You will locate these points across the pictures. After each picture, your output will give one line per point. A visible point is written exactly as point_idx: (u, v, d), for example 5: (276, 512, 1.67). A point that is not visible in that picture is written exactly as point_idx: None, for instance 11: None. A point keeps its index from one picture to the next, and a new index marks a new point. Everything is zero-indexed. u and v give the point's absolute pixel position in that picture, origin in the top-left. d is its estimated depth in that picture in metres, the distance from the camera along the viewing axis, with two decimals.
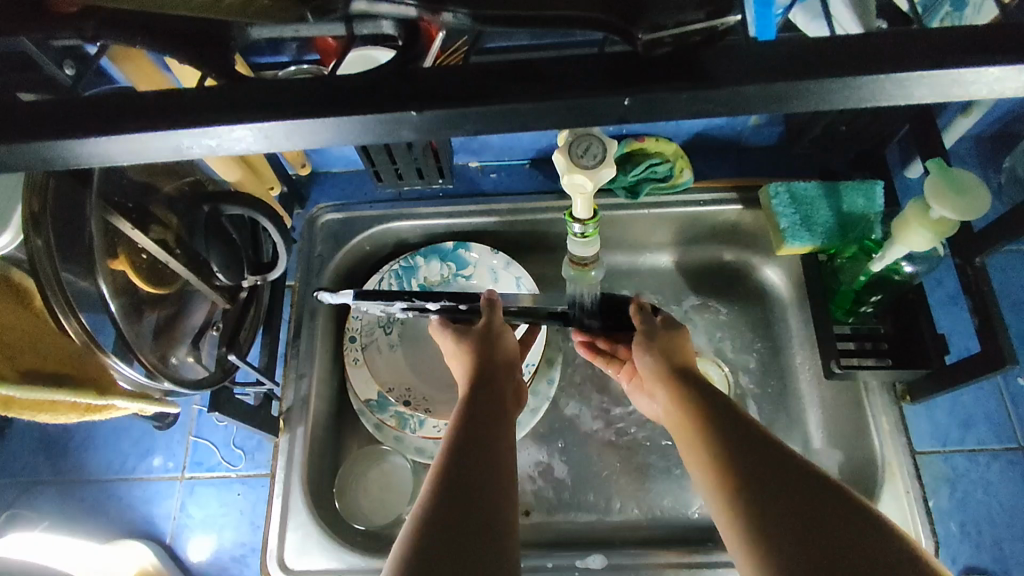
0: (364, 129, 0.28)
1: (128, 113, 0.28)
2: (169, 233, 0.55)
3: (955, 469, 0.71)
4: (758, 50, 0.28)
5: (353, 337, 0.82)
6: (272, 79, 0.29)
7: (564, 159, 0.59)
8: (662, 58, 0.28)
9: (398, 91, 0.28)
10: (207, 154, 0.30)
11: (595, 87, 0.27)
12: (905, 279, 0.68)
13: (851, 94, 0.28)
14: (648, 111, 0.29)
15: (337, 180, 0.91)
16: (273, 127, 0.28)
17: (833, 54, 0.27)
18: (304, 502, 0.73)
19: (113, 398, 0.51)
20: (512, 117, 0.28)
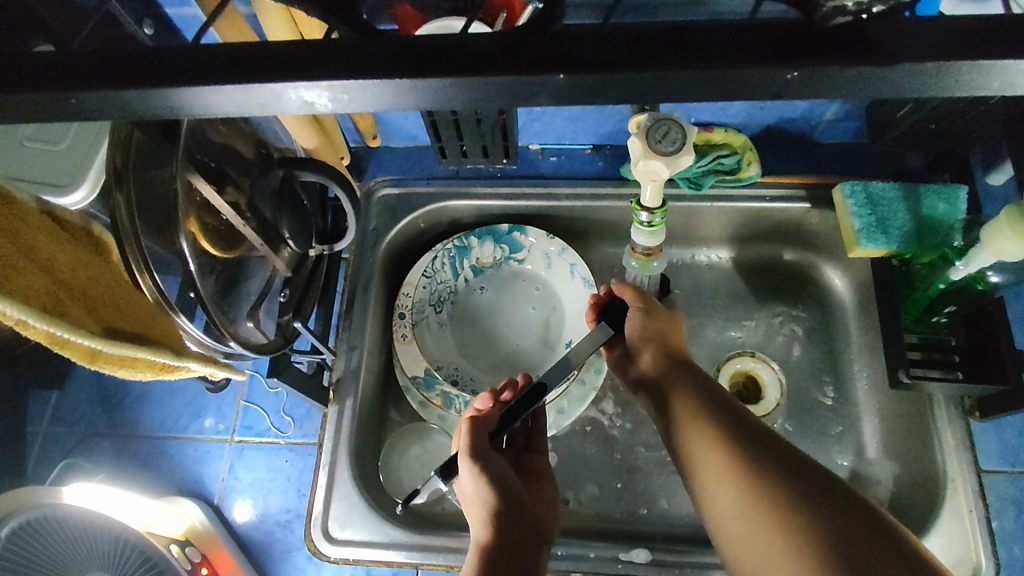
0: (491, 92, 0.29)
1: (253, 66, 0.28)
2: (241, 196, 0.55)
3: (1023, 491, 0.68)
4: (910, 37, 0.27)
5: (402, 314, 0.82)
6: (393, 41, 0.29)
7: (640, 145, 0.57)
8: (840, 29, 0.28)
9: (540, 53, 0.28)
10: (333, 111, 0.30)
11: (753, 60, 0.27)
12: (988, 290, 0.66)
13: (1005, 76, 0.27)
14: (803, 87, 0.28)
15: (395, 154, 0.90)
16: (405, 83, 0.28)
17: (987, 43, 0.26)
18: (351, 473, 0.74)
19: (187, 362, 0.53)
20: (666, 87, 0.28)
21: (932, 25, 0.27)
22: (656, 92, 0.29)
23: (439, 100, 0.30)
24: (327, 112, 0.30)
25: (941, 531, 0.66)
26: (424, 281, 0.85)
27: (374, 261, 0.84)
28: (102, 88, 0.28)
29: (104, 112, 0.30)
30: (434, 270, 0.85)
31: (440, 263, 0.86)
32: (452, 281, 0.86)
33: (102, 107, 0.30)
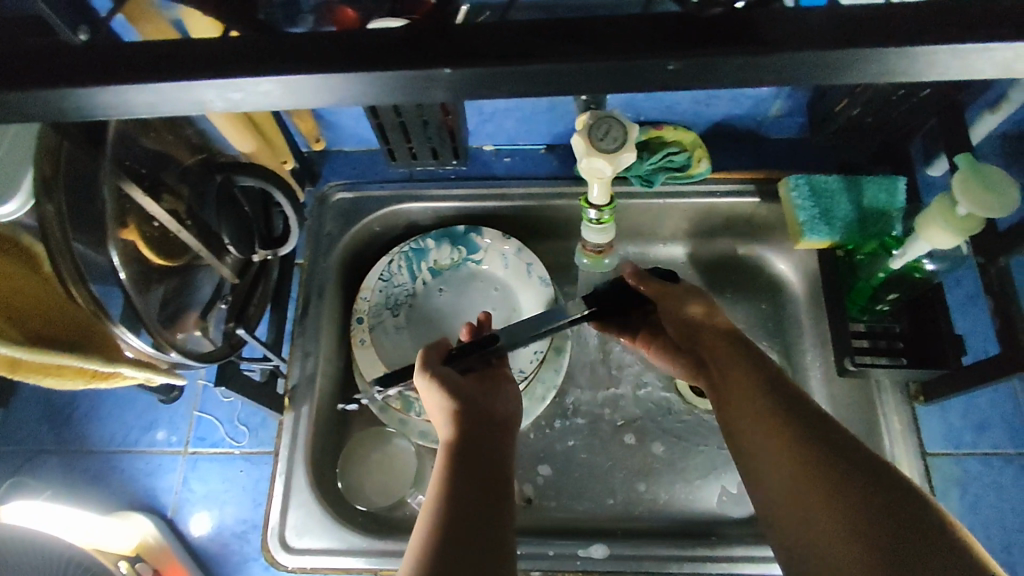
0: (395, 87, 0.29)
1: (162, 70, 0.28)
2: (180, 204, 0.54)
3: (967, 472, 0.69)
4: (802, 25, 0.28)
5: (359, 318, 0.82)
6: (293, 40, 0.29)
7: (583, 142, 0.58)
8: (718, 18, 0.28)
9: (446, 51, 0.28)
10: (228, 109, 0.30)
11: (637, 51, 0.28)
12: (925, 277, 0.68)
13: (888, 61, 0.28)
14: (707, 77, 0.29)
15: (349, 158, 0.89)
16: (296, 80, 0.29)
17: (874, 30, 0.27)
18: (307, 481, 0.73)
19: (120, 368, 0.50)
20: (573, 81, 0.29)
21: (823, 15, 0.28)
22: (564, 82, 0.29)
23: (344, 96, 0.30)
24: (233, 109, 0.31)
25: None
26: (380, 285, 0.85)
27: (329, 266, 0.83)
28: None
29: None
30: (390, 274, 0.85)
31: (397, 266, 0.85)
32: (409, 284, 0.86)
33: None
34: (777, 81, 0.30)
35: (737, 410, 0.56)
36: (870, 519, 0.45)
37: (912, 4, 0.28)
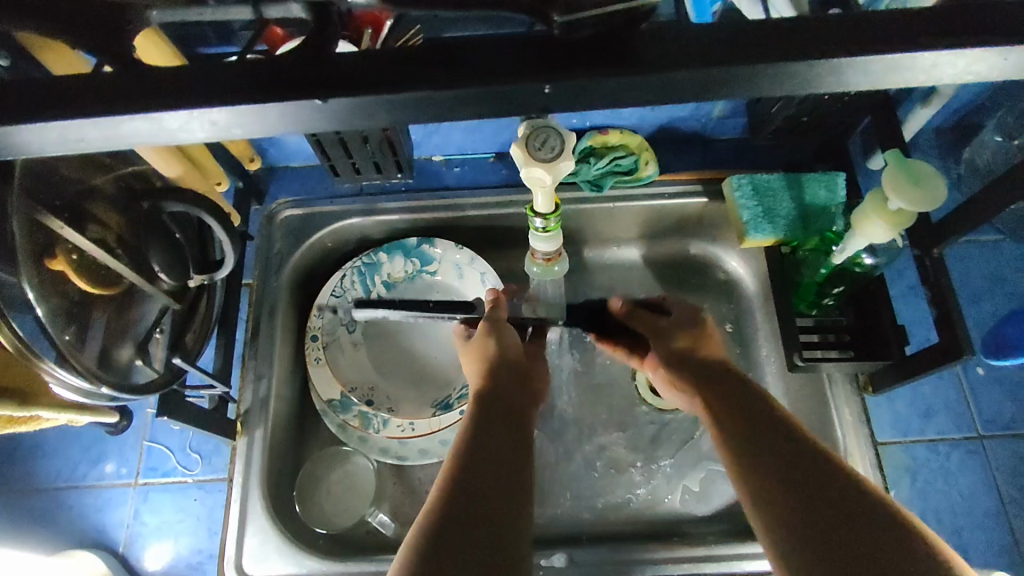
0: (278, 116, 0.29)
1: (25, 112, 0.28)
2: (109, 233, 0.52)
3: (916, 459, 0.71)
4: (691, 42, 0.28)
5: (314, 336, 0.80)
6: (168, 76, 0.29)
7: (521, 152, 0.57)
8: (589, 39, 0.28)
9: (342, 80, 0.28)
10: (102, 148, 0.31)
11: (507, 75, 0.28)
12: (866, 271, 0.68)
13: (777, 76, 0.28)
14: (605, 96, 0.29)
15: (297, 174, 0.88)
16: (162, 116, 0.28)
17: (760, 47, 0.28)
18: (264, 506, 0.71)
19: (38, 412, 0.52)
20: (472, 103, 0.29)
21: (713, 32, 0.28)
22: (465, 106, 0.29)
23: (220, 130, 0.30)
24: (101, 149, 0.31)
25: None
26: (333, 301, 0.83)
27: (279, 285, 0.81)
28: None
29: None
30: (343, 289, 0.83)
31: (350, 282, 0.84)
32: (364, 299, 0.85)
33: None
34: (677, 96, 0.30)
35: (739, 424, 0.55)
36: (870, 533, 0.44)
37: (800, 19, 0.29)
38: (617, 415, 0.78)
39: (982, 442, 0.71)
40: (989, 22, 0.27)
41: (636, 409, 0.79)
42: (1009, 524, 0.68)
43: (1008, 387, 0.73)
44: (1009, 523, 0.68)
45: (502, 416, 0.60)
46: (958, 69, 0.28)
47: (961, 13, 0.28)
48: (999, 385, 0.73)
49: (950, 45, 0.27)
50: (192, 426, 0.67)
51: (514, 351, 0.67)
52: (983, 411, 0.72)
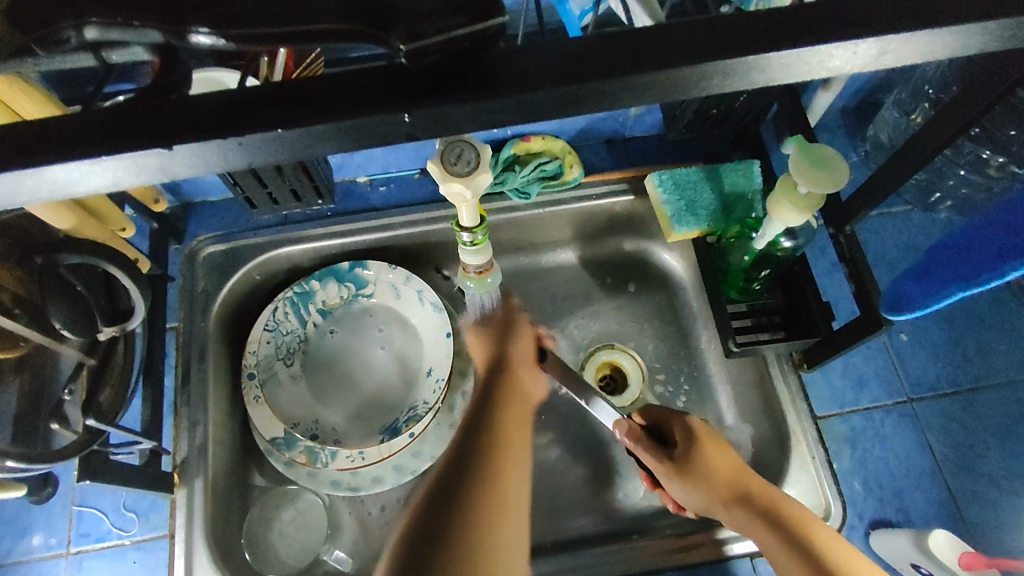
0: (136, 169, 0.28)
1: None
2: (3, 293, 0.50)
3: (854, 428, 0.73)
4: (563, 56, 0.28)
5: (250, 374, 0.77)
6: (12, 131, 0.27)
7: (438, 169, 0.56)
8: (434, 66, 0.28)
9: (209, 123, 0.27)
10: None
11: (368, 104, 0.28)
12: (786, 254, 0.71)
13: (654, 86, 0.29)
14: (490, 117, 0.29)
15: (217, 210, 0.85)
16: (3, 178, 0.26)
17: (632, 57, 0.28)
18: (210, 560, 0.68)
19: None
20: (355, 134, 0.28)
21: (585, 45, 0.28)
22: (348, 136, 0.28)
23: (61, 189, 0.28)
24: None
25: (792, 483, 0.70)
26: (267, 335, 0.80)
27: (207, 324, 0.78)
28: None
29: None
30: (276, 322, 0.81)
31: (283, 314, 0.81)
32: (299, 330, 0.82)
33: None
34: (558, 113, 0.30)
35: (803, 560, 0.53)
36: None
37: (669, 25, 0.29)
38: (570, 420, 0.78)
39: (911, 405, 0.74)
40: (847, 17, 0.28)
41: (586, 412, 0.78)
42: (944, 481, 0.71)
43: (930, 350, 0.76)
44: (944, 481, 0.71)
45: (504, 393, 0.58)
46: (820, 63, 0.29)
47: (816, 9, 0.29)
48: (923, 348, 0.77)
49: (810, 43, 0.28)
50: (122, 485, 0.63)
51: (525, 348, 0.65)
52: (910, 375, 0.76)
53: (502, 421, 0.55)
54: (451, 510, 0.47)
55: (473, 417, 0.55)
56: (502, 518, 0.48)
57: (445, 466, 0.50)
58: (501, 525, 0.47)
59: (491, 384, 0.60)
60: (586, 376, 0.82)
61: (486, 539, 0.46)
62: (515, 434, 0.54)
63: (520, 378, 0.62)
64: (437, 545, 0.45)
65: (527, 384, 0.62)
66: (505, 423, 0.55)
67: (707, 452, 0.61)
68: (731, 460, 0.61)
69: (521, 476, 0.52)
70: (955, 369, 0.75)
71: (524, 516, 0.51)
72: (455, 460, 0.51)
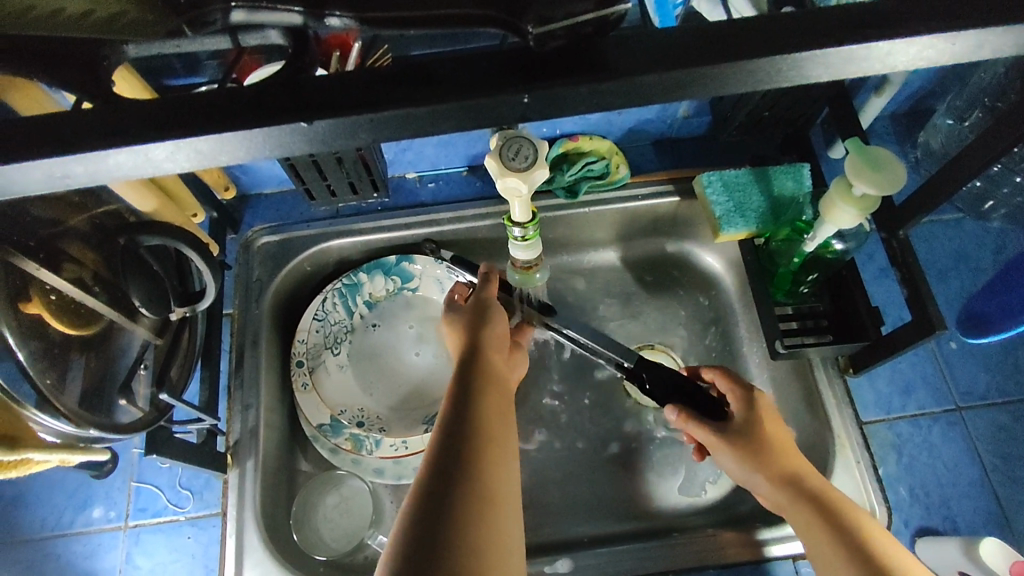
0: (263, 142, 0.30)
1: (26, 148, 0.28)
2: (85, 270, 0.52)
3: (900, 435, 0.73)
4: (652, 45, 0.29)
5: (299, 361, 0.80)
6: (156, 102, 0.29)
7: (496, 163, 0.58)
8: (556, 51, 0.30)
9: (318, 100, 0.29)
10: (89, 183, 0.31)
11: (480, 87, 0.29)
12: (837, 256, 0.71)
13: (744, 75, 0.30)
14: (578, 103, 0.30)
15: (271, 201, 0.88)
16: (149, 148, 0.29)
17: (722, 45, 0.29)
18: (261, 539, 0.70)
19: (32, 461, 0.50)
20: (453, 115, 0.30)
21: (678, 35, 0.30)
22: (451, 121, 0.30)
23: (202, 158, 0.30)
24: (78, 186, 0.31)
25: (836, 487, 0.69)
26: (316, 324, 0.82)
27: (261, 312, 0.81)
28: None
29: None
30: (325, 312, 0.83)
31: (332, 304, 0.84)
32: (346, 320, 0.84)
33: None
34: (645, 100, 0.31)
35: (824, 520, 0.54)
36: None
37: (757, 17, 0.30)
38: (611, 417, 0.78)
39: (960, 413, 0.73)
40: (938, 11, 0.29)
41: (626, 410, 0.79)
42: (994, 492, 0.70)
43: (980, 359, 0.76)
44: (993, 491, 0.70)
45: (490, 382, 0.59)
46: (914, 54, 0.30)
47: (907, 2, 0.29)
48: (974, 357, 0.76)
49: (904, 33, 0.29)
50: (182, 460, 0.65)
51: (501, 330, 0.66)
52: (959, 383, 0.75)
53: (484, 415, 0.55)
54: (448, 494, 0.47)
55: (457, 406, 0.55)
56: (496, 513, 0.48)
57: (437, 453, 0.51)
58: (495, 524, 0.47)
59: (470, 373, 0.59)
60: None
61: (479, 528, 0.46)
62: (497, 424, 0.55)
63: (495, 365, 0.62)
64: (441, 522, 0.45)
65: (503, 373, 0.63)
66: (488, 407, 0.56)
67: (762, 421, 0.61)
68: (781, 438, 0.60)
69: (508, 460, 0.53)
70: (1007, 379, 0.74)
71: (518, 502, 0.52)
72: (445, 449, 0.51)
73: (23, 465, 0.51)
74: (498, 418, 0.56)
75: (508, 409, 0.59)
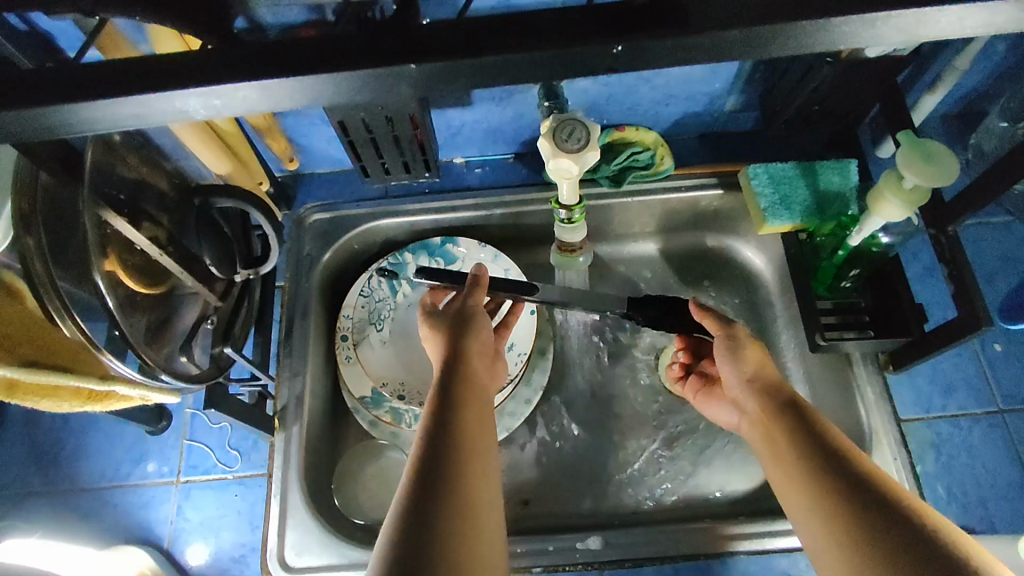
0: (362, 86, 0.35)
1: (171, 81, 0.34)
2: (161, 231, 0.55)
3: (940, 434, 0.72)
4: (724, 8, 0.33)
5: (344, 335, 0.83)
6: (275, 45, 0.34)
7: (549, 144, 0.60)
8: (643, 5, 0.34)
9: (423, 48, 0.34)
10: (211, 116, 0.36)
11: (575, 39, 0.33)
12: (882, 251, 0.71)
13: (808, 36, 0.33)
14: (650, 55, 0.34)
15: (324, 180, 0.91)
16: (274, 83, 0.34)
17: (788, 10, 0.32)
18: (303, 500, 0.73)
19: (113, 387, 0.52)
20: (552, 64, 0.34)
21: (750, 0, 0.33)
22: (550, 68, 0.35)
23: (314, 95, 0.35)
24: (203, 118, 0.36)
25: None
26: (362, 300, 0.85)
27: (310, 285, 0.84)
28: (34, 106, 0.34)
29: (30, 133, 0.36)
30: (371, 289, 0.86)
31: (377, 282, 0.86)
32: (391, 298, 0.86)
33: (28, 128, 0.36)
34: (720, 55, 0.35)
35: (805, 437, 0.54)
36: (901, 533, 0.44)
37: None
38: (645, 404, 0.79)
39: (1003, 416, 0.73)
40: None
41: (662, 397, 0.80)
42: None
43: None
44: None
45: (469, 391, 0.59)
46: (985, 19, 0.33)
47: None
48: (1019, 360, 0.75)
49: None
50: (236, 419, 0.69)
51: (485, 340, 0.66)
52: (1003, 386, 0.74)
53: (463, 422, 0.55)
54: (430, 503, 0.47)
55: (437, 413, 0.55)
56: (476, 521, 0.48)
57: (418, 461, 0.51)
58: (477, 538, 0.47)
59: (451, 380, 0.60)
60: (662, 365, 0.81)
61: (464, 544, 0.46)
62: (476, 432, 0.55)
63: (475, 373, 0.62)
64: (422, 531, 0.45)
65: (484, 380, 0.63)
66: (467, 414, 0.56)
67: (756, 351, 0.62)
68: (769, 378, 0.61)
69: (488, 467, 0.53)
70: None
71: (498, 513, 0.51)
72: (425, 454, 0.51)
73: (108, 391, 0.53)
74: (476, 425, 0.56)
75: (488, 416, 0.59)
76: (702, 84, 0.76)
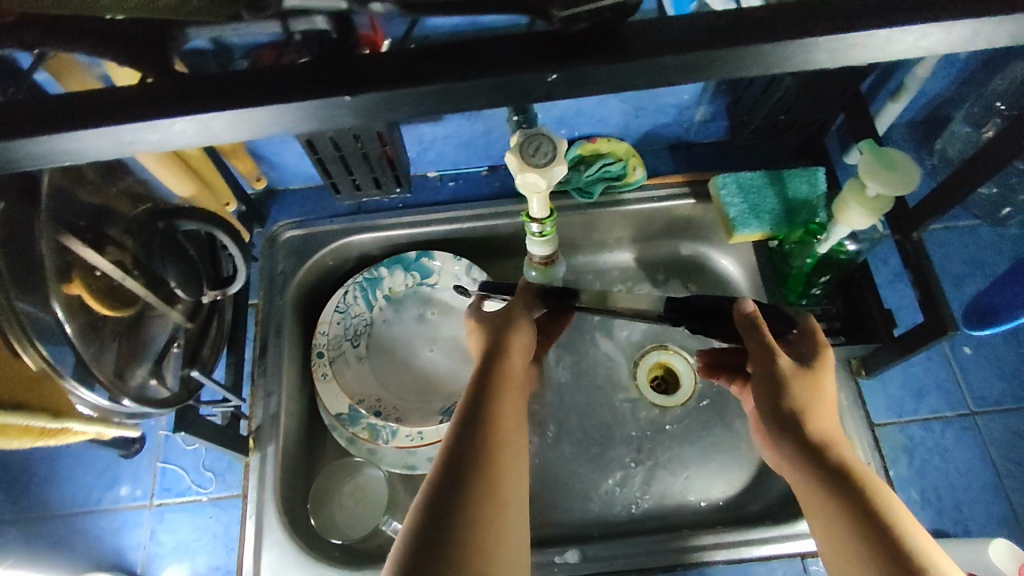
0: (309, 114, 0.35)
1: (110, 114, 0.34)
2: (126, 254, 0.54)
3: (912, 438, 0.73)
4: (666, 32, 0.33)
5: (320, 352, 0.82)
6: (215, 78, 0.34)
7: (515, 159, 0.60)
8: (583, 31, 0.34)
9: (367, 79, 0.34)
10: (154, 148, 0.36)
11: (519, 66, 0.33)
12: (850, 258, 0.73)
13: (749, 59, 0.34)
14: (599, 78, 0.34)
15: (297, 197, 0.91)
16: (209, 118, 0.34)
17: (728, 33, 0.33)
18: (279, 520, 0.72)
19: (69, 423, 0.50)
20: (495, 87, 0.34)
21: (692, 25, 0.33)
22: (493, 93, 0.34)
23: (254, 126, 0.35)
24: (145, 151, 0.36)
25: None
26: (337, 317, 0.84)
27: (284, 303, 0.83)
28: None
29: None
30: (346, 305, 0.85)
31: (352, 297, 0.85)
32: (366, 313, 0.86)
33: None
34: (663, 79, 0.35)
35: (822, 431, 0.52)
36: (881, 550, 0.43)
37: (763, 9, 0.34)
38: (622, 414, 0.79)
39: (974, 418, 0.74)
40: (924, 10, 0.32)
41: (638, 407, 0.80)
42: (1007, 496, 0.70)
43: (994, 365, 0.76)
44: (1006, 496, 0.70)
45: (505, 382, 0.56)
46: (916, 41, 0.34)
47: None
48: (988, 362, 0.76)
49: (900, 22, 0.32)
50: (208, 441, 0.68)
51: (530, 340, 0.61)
52: (973, 388, 0.75)
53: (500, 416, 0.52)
54: (453, 495, 0.46)
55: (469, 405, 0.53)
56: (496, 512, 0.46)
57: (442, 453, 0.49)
58: (494, 526, 0.45)
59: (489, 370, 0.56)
60: (638, 374, 0.82)
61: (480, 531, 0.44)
62: (512, 428, 0.53)
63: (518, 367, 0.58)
64: (446, 519, 0.44)
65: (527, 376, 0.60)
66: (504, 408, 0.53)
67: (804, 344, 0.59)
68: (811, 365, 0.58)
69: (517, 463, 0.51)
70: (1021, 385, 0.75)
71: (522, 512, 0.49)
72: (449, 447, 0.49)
73: (65, 428, 0.50)
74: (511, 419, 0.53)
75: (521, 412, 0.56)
76: (670, 96, 0.77)
